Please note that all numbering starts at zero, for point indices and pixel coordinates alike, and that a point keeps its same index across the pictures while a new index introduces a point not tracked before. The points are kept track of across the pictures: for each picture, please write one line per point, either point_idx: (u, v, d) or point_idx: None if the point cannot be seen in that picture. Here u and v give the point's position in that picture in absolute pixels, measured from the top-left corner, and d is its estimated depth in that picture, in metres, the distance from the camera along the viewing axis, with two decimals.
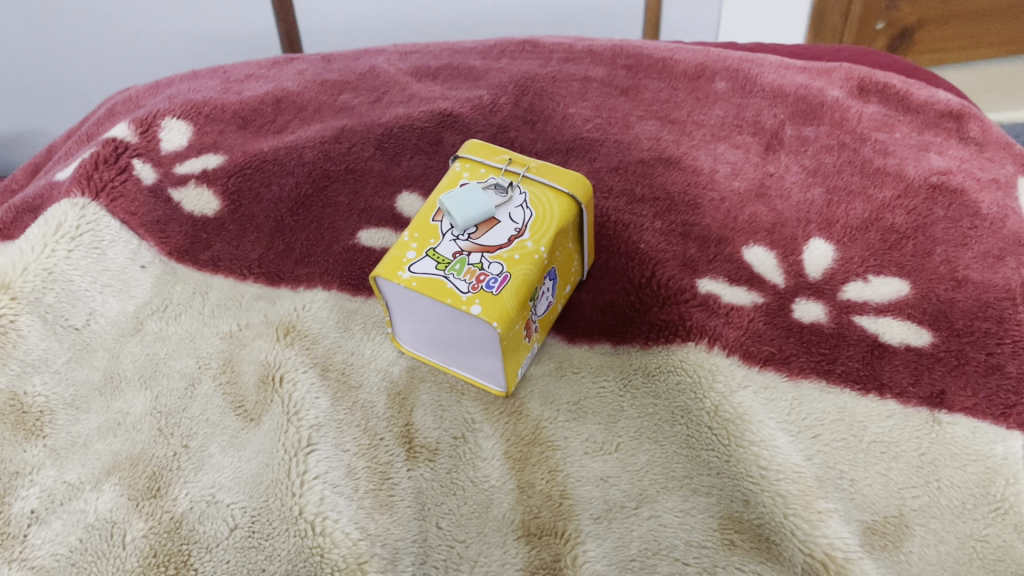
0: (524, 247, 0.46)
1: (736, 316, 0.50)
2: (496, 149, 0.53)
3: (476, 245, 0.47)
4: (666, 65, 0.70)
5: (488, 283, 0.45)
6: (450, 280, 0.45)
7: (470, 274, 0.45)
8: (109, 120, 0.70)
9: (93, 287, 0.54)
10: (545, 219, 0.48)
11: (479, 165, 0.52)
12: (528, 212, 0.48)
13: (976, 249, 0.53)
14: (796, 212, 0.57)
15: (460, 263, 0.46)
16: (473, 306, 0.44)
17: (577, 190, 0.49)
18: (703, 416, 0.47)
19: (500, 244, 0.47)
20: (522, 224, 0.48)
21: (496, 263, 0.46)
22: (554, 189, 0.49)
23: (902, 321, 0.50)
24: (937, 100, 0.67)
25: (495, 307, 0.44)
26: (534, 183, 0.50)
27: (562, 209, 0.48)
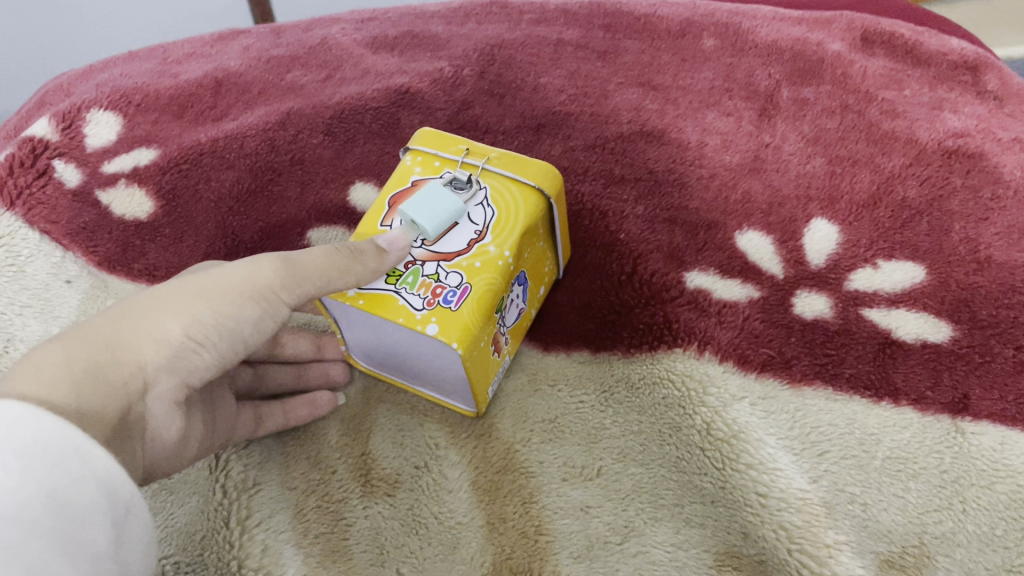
0: (485, 252, 0.40)
1: (730, 314, 0.45)
2: (451, 138, 0.46)
3: (434, 253, 0.40)
4: (648, 22, 0.63)
5: (446, 297, 0.38)
6: (403, 297, 0.39)
7: (425, 287, 0.39)
8: (37, 112, 0.64)
9: (10, 309, 0.49)
10: (510, 218, 0.41)
11: (432, 158, 0.45)
12: (491, 210, 0.42)
13: (999, 223, 0.47)
14: (795, 187, 0.50)
15: (413, 275, 0.39)
16: (430, 326, 0.37)
17: (546, 180, 0.43)
18: (695, 436, 0.41)
19: (459, 250, 0.40)
20: (483, 226, 0.41)
21: (455, 273, 0.39)
22: (518, 182, 0.43)
23: (918, 312, 0.44)
24: (950, 49, 0.60)
25: (454, 325, 0.37)
26: (496, 177, 0.43)
27: (527, 206, 0.42)
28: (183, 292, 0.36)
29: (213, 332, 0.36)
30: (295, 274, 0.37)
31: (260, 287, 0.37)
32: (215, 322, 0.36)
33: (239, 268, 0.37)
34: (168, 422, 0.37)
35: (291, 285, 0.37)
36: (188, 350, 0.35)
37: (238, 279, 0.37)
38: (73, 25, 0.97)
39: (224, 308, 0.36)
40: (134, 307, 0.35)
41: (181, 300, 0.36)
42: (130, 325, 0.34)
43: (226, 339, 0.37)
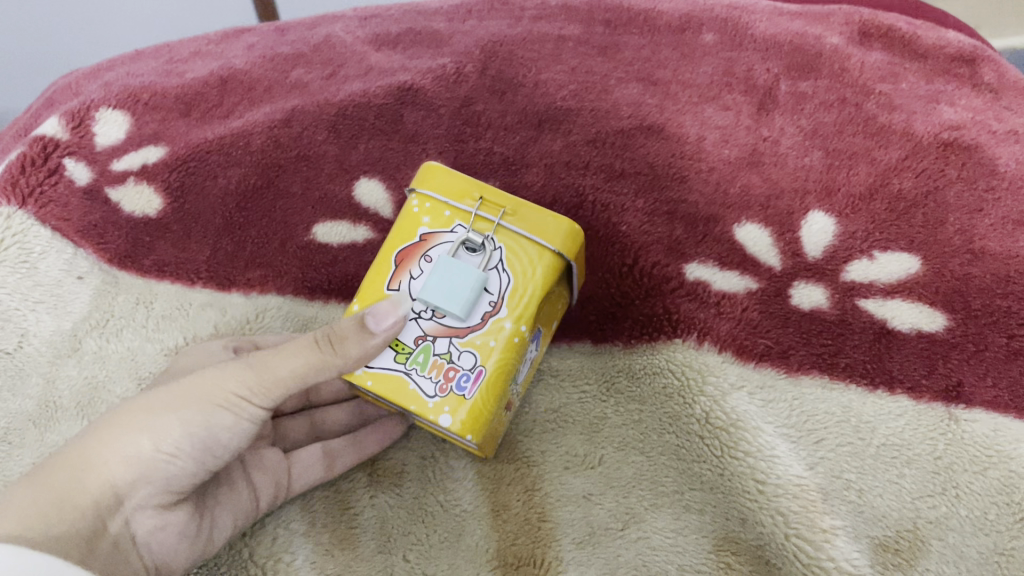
0: (500, 328, 0.39)
1: (728, 305, 0.45)
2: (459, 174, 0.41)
3: (450, 328, 0.39)
4: (648, 17, 0.64)
5: (458, 382, 0.38)
6: (414, 382, 0.38)
7: (437, 368, 0.38)
8: (46, 112, 0.65)
9: (24, 305, 0.50)
10: (529, 289, 0.39)
11: (439, 205, 0.41)
12: (507, 279, 0.39)
13: (993, 216, 0.48)
14: (793, 180, 0.50)
15: (423, 354, 0.38)
16: (441, 418, 0.38)
17: (567, 242, 0.40)
18: (694, 424, 0.42)
19: (475, 325, 0.39)
20: (499, 296, 0.39)
21: (469, 353, 0.39)
22: (533, 243, 0.39)
23: (913, 303, 0.45)
24: (947, 43, 0.61)
25: (467, 416, 0.38)
26: (511, 238, 0.40)
27: (545, 270, 0.39)
28: (154, 406, 0.37)
29: (185, 442, 0.37)
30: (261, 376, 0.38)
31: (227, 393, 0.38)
32: (184, 432, 0.37)
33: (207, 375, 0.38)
34: (161, 526, 0.38)
35: (258, 386, 0.38)
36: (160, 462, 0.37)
37: (205, 387, 0.38)
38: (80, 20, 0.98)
39: (192, 418, 0.37)
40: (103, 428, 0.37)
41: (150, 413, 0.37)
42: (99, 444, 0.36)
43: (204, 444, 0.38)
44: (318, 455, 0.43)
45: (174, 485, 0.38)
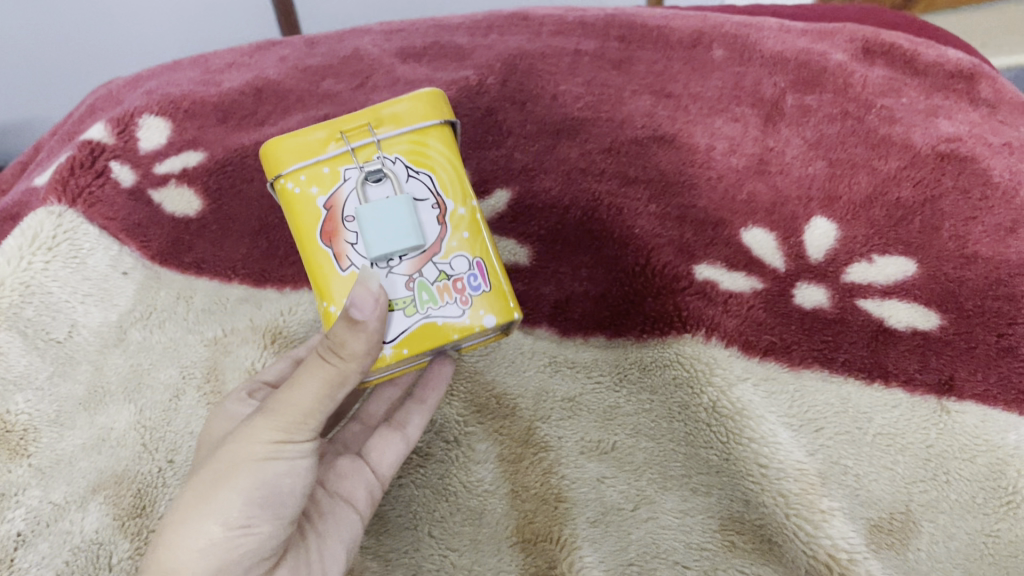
0: (459, 216, 0.39)
1: (735, 303, 0.48)
2: (299, 134, 0.38)
3: (421, 257, 0.38)
4: (660, 34, 0.67)
5: (470, 285, 0.39)
6: (440, 318, 0.38)
7: (445, 290, 0.38)
8: (90, 118, 0.69)
9: (74, 298, 0.53)
10: (451, 169, 0.39)
11: (312, 169, 0.38)
12: (427, 176, 0.38)
13: (986, 222, 0.51)
14: (798, 188, 0.53)
15: (427, 291, 0.38)
16: (487, 320, 0.38)
17: (438, 109, 0.39)
18: (702, 412, 0.46)
19: (439, 236, 0.38)
20: (433, 194, 0.38)
21: (460, 257, 0.39)
22: (422, 133, 0.39)
23: (909, 303, 0.48)
24: (946, 60, 0.64)
25: (501, 305, 0.39)
26: (399, 142, 0.38)
27: (447, 143, 0.39)
28: (202, 496, 0.37)
29: (248, 508, 0.37)
30: (285, 416, 0.37)
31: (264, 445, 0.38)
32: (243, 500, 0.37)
33: (236, 441, 0.38)
34: None
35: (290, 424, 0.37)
36: (238, 535, 0.37)
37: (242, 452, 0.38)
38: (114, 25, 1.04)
39: (246, 483, 0.37)
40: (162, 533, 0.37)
41: (202, 501, 0.37)
42: (169, 552, 0.36)
43: (266, 498, 0.38)
44: (388, 432, 0.46)
45: (265, 550, 0.38)
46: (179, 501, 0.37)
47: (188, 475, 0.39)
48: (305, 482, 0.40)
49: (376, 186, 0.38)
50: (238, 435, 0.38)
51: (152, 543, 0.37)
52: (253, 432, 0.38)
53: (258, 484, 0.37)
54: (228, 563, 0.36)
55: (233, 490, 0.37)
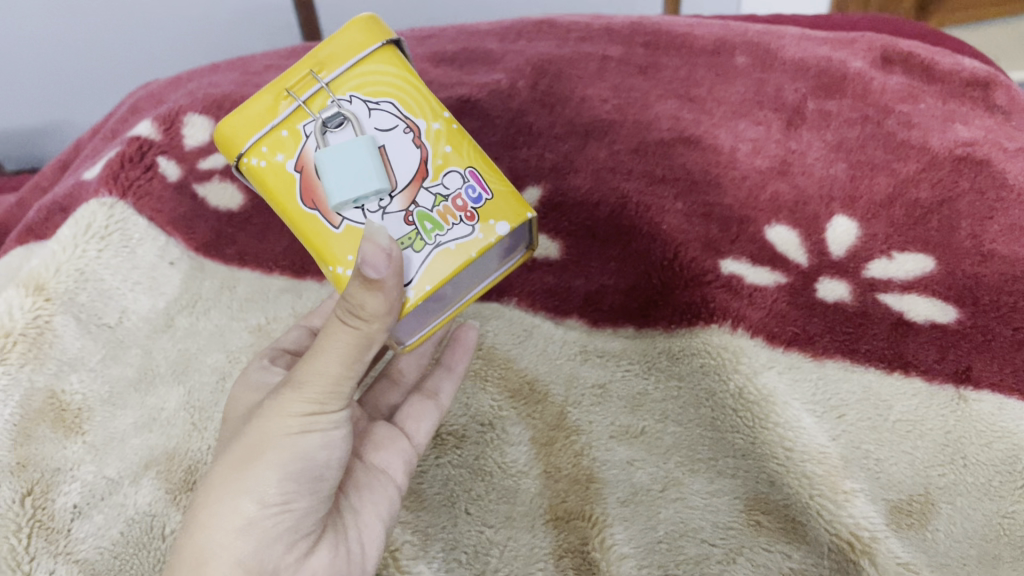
0: (436, 132, 0.40)
1: (760, 296, 0.50)
2: (245, 108, 0.38)
3: (409, 188, 0.38)
4: (685, 40, 0.69)
5: (470, 198, 0.39)
6: (452, 240, 0.38)
7: (447, 212, 0.38)
8: (133, 116, 0.71)
9: (125, 285, 0.55)
10: (409, 91, 0.39)
11: (270, 137, 0.38)
12: (389, 105, 0.39)
13: (1002, 222, 0.52)
14: (819, 189, 0.55)
15: (430, 217, 0.38)
16: (499, 228, 0.39)
17: (374, 34, 0.39)
18: (728, 399, 0.48)
19: (422, 161, 0.39)
20: (404, 119, 0.39)
21: (450, 175, 0.39)
22: (365, 62, 0.39)
23: (928, 298, 0.50)
24: (963, 68, 0.66)
25: (506, 207, 0.39)
26: (347, 80, 0.38)
27: (393, 63, 0.39)
28: (238, 470, 0.39)
29: (283, 480, 0.39)
30: (313, 386, 0.39)
31: (296, 418, 0.39)
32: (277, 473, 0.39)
33: (268, 416, 0.40)
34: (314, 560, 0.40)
35: (319, 394, 0.39)
36: (274, 513, 0.38)
37: (274, 427, 0.39)
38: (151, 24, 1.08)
39: (280, 458, 0.39)
40: (200, 513, 0.39)
41: (237, 475, 0.39)
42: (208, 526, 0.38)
43: (300, 470, 0.39)
44: (421, 401, 0.49)
45: (305, 526, 0.40)
46: (214, 476, 0.39)
47: (223, 450, 0.41)
48: (339, 454, 0.41)
49: (336, 130, 0.38)
50: (271, 408, 0.40)
51: (191, 519, 0.39)
52: (283, 404, 0.39)
53: (292, 458, 0.39)
54: (266, 536, 0.38)
55: (267, 466, 0.39)
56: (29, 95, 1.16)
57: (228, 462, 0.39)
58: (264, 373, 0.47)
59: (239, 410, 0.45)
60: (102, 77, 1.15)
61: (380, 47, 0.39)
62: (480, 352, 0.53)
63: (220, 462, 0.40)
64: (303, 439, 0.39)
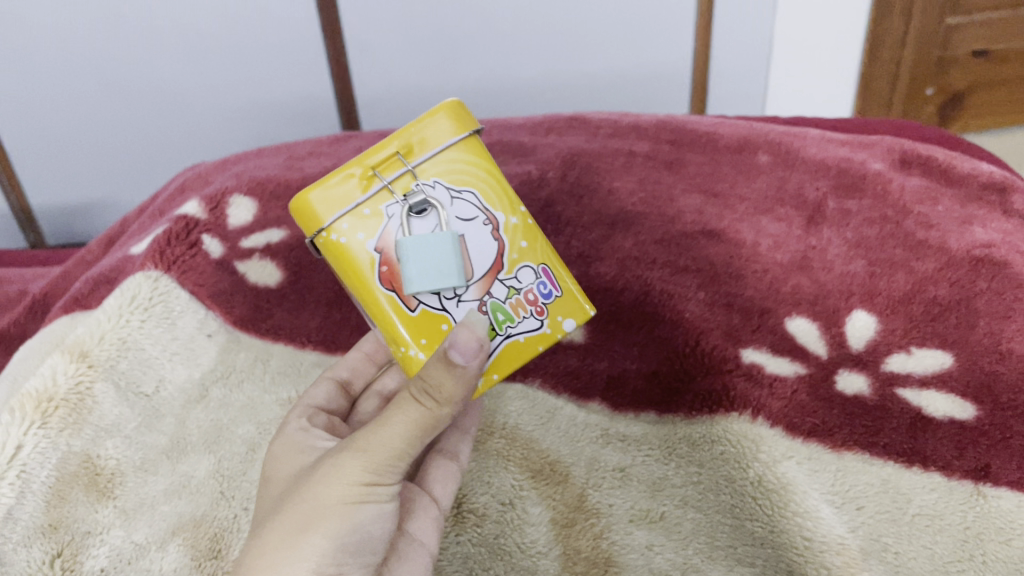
0: (513, 226, 0.43)
1: (780, 387, 0.51)
2: (327, 181, 0.41)
3: (485, 280, 0.41)
4: (709, 139, 0.73)
5: (541, 293, 0.43)
6: (522, 333, 0.42)
7: (520, 305, 0.42)
8: (180, 196, 0.75)
9: (164, 355, 0.57)
10: (491, 184, 0.43)
11: (353, 215, 0.41)
12: (472, 195, 0.42)
13: (1020, 322, 0.54)
14: (839, 283, 0.57)
15: (503, 310, 0.42)
16: (566, 324, 0.43)
17: (462, 124, 0.43)
18: (749, 486, 0.49)
19: (500, 253, 0.42)
20: (484, 211, 0.42)
21: (524, 269, 0.43)
22: (452, 149, 0.42)
23: (945, 394, 0.50)
24: (980, 173, 0.68)
25: (571, 304, 0.43)
26: (431, 166, 0.42)
27: (478, 151, 0.43)
28: (294, 534, 0.39)
29: (339, 550, 0.40)
30: (377, 457, 0.41)
31: (355, 487, 0.40)
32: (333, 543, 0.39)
33: (328, 480, 0.41)
34: None
35: (380, 465, 0.41)
36: None
37: (335, 494, 0.40)
38: (198, 107, 1.14)
39: (336, 527, 0.40)
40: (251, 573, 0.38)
41: (294, 540, 0.39)
42: None
43: (351, 543, 0.40)
44: (445, 464, 0.50)
45: None
46: (266, 537, 0.40)
47: (269, 512, 0.42)
48: (387, 527, 0.43)
49: (421, 215, 0.41)
50: (328, 475, 0.41)
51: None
52: (341, 472, 0.41)
53: (349, 530, 0.40)
54: None
55: (325, 533, 0.39)
56: (78, 171, 1.21)
57: (284, 523, 0.40)
58: (307, 437, 0.48)
59: (287, 471, 0.46)
60: (150, 155, 1.20)
61: (466, 136, 0.43)
62: (503, 432, 0.54)
63: (274, 521, 0.40)
64: (358, 511, 0.41)
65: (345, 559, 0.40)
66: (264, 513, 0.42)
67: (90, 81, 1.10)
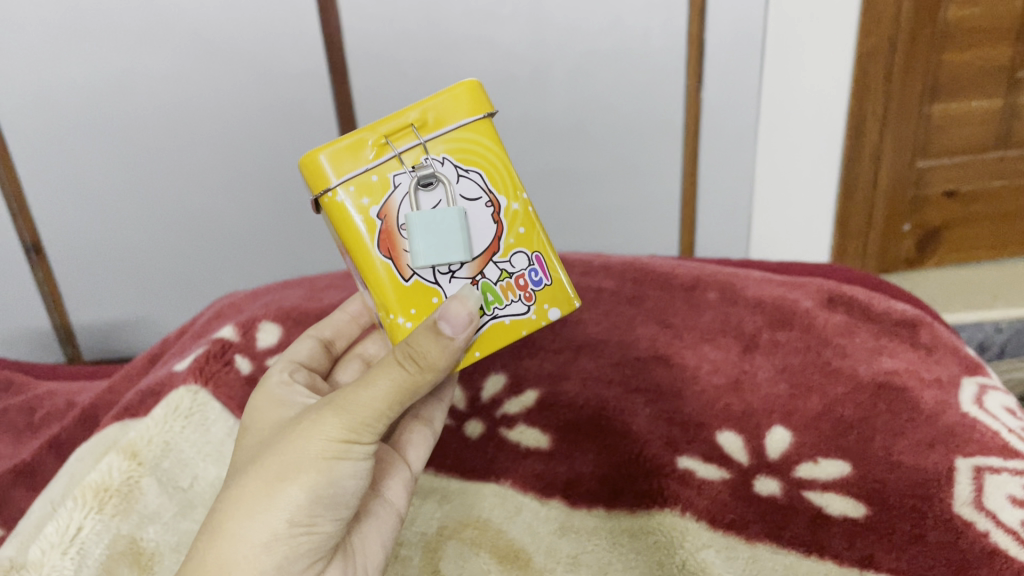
0: (513, 212, 0.54)
1: (707, 488, 0.63)
2: (344, 145, 0.52)
3: (479, 262, 0.53)
4: (667, 278, 0.85)
5: (532, 281, 0.54)
6: (508, 315, 0.54)
7: (510, 290, 0.54)
8: (217, 320, 0.88)
9: (199, 456, 0.69)
10: (497, 170, 0.54)
11: (364, 181, 0.52)
12: (475, 174, 0.53)
13: (911, 437, 0.64)
14: (764, 403, 0.68)
15: (495, 291, 0.54)
16: (550, 313, 0.55)
17: (476, 107, 0.54)
18: (675, 570, 0.61)
19: (499, 238, 0.54)
20: (488, 193, 0.53)
21: (517, 255, 0.54)
22: (462, 129, 0.53)
23: (843, 495, 0.61)
24: (894, 310, 0.80)
25: (556, 295, 0.55)
26: (438, 143, 0.53)
27: (487, 131, 0.54)
28: (276, 482, 0.50)
29: (315, 499, 0.50)
30: (356, 418, 0.50)
31: (334, 445, 0.50)
32: (310, 493, 0.50)
33: (312, 438, 0.50)
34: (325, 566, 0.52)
35: (357, 425, 0.50)
36: (306, 521, 0.50)
37: (317, 452, 0.50)
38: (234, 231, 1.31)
39: (315, 479, 0.50)
40: (231, 522, 0.49)
41: (275, 487, 0.50)
42: (246, 522, 0.49)
43: (326, 493, 0.51)
44: (423, 435, 0.64)
45: (326, 538, 0.52)
46: (252, 482, 0.50)
47: (255, 459, 0.52)
48: (361, 479, 0.53)
49: (428, 187, 0.52)
50: (311, 435, 0.51)
51: (228, 511, 0.50)
52: (322, 435, 0.50)
53: (327, 483, 0.50)
54: (296, 541, 0.50)
55: (303, 483, 0.50)
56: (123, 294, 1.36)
57: (266, 475, 0.50)
58: (291, 394, 0.60)
59: (275, 424, 0.56)
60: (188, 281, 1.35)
61: (478, 118, 0.54)
62: (478, 523, 0.65)
63: (257, 472, 0.51)
64: (335, 466, 0.51)
65: (320, 503, 0.50)
66: (251, 460, 0.52)
67: (143, 203, 1.29)
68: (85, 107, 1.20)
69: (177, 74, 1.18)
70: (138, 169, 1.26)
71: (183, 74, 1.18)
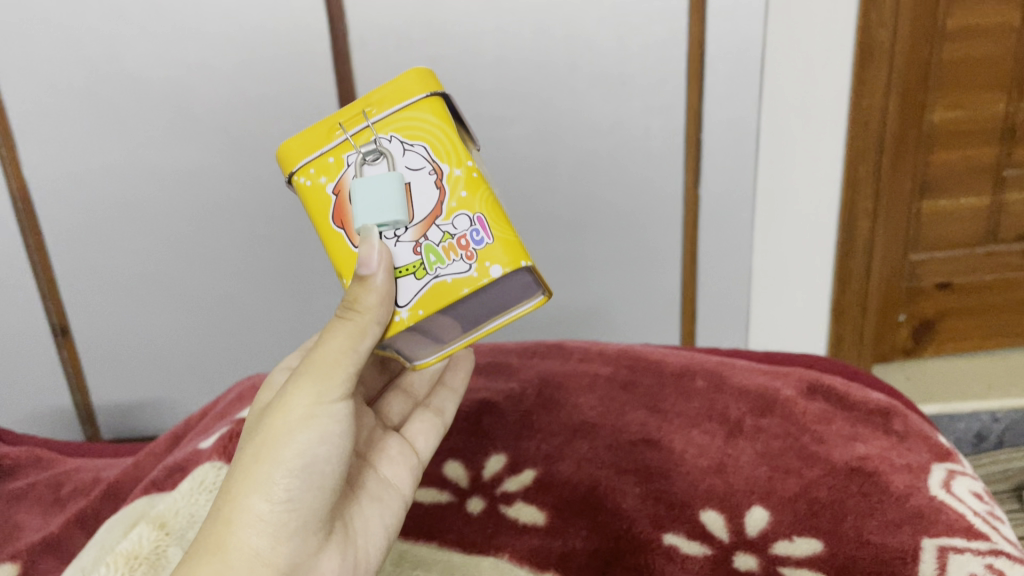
0: (456, 177, 0.59)
1: (689, 563, 0.67)
2: (308, 136, 0.61)
3: (422, 226, 0.58)
4: (658, 365, 0.92)
5: (472, 240, 0.58)
6: (449, 274, 0.57)
7: (452, 250, 0.58)
8: (240, 401, 0.95)
9: None
10: (440, 141, 0.59)
11: (321, 162, 0.60)
12: (419, 147, 0.59)
13: (880, 518, 0.69)
14: (745, 485, 0.74)
15: (435, 251, 0.58)
16: (491, 270, 0.57)
17: (420, 89, 0.60)
18: None
19: (440, 202, 0.58)
20: (428, 160, 0.59)
21: (460, 218, 0.58)
22: (405, 108, 0.60)
23: (813, 572, 0.66)
24: (870, 400, 0.86)
25: (500, 255, 0.57)
26: (384, 122, 0.60)
27: (429, 107, 0.60)
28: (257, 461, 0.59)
29: (291, 464, 0.59)
30: (321, 381, 0.60)
31: (302, 410, 0.60)
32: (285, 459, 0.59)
33: (282, 412, 0.60)
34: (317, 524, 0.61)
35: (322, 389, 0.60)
36: (287, 481, 0.59)
37: (287, 421, 0.60)
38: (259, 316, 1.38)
39: (290, 444, 0.59)
40: (226, 504, 0.58)
41: (257, 462, 0.59)
42: (237, 498, 0.58)
43: (304, 455, 0.60)
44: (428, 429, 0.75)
45: (314, 498, 0.61)
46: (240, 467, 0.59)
47: (243, 446, 0.62)
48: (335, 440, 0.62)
49: (373, 161, 0.59)
50: (281, 410, 0.60)
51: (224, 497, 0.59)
52: (289, 408, 0.60)
53: (300, 445, 0.59)
54: (284, 505, 0.59)
55: (280, 452, 0.59)
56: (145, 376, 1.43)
57: (249, 455, 0.59)
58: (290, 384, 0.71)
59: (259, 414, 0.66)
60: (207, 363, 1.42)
61: (424, 98, 0.60)
62: None
63: (240, 461, 0.60)
64: (303, 430, 0.60)
65: (298, 465, 0.59)
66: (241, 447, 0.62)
67: (169, 288, 1.37)
68: (120, 198, 1.29)
69: (206, 170, 1.28)
70: (166, 257, 1.35)
71: (215, 169, 1.28)
